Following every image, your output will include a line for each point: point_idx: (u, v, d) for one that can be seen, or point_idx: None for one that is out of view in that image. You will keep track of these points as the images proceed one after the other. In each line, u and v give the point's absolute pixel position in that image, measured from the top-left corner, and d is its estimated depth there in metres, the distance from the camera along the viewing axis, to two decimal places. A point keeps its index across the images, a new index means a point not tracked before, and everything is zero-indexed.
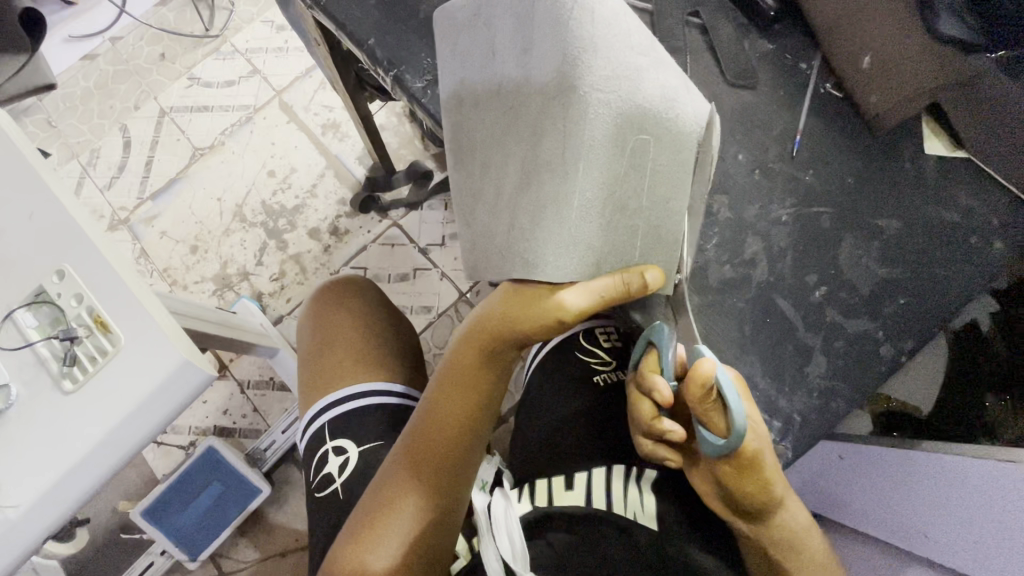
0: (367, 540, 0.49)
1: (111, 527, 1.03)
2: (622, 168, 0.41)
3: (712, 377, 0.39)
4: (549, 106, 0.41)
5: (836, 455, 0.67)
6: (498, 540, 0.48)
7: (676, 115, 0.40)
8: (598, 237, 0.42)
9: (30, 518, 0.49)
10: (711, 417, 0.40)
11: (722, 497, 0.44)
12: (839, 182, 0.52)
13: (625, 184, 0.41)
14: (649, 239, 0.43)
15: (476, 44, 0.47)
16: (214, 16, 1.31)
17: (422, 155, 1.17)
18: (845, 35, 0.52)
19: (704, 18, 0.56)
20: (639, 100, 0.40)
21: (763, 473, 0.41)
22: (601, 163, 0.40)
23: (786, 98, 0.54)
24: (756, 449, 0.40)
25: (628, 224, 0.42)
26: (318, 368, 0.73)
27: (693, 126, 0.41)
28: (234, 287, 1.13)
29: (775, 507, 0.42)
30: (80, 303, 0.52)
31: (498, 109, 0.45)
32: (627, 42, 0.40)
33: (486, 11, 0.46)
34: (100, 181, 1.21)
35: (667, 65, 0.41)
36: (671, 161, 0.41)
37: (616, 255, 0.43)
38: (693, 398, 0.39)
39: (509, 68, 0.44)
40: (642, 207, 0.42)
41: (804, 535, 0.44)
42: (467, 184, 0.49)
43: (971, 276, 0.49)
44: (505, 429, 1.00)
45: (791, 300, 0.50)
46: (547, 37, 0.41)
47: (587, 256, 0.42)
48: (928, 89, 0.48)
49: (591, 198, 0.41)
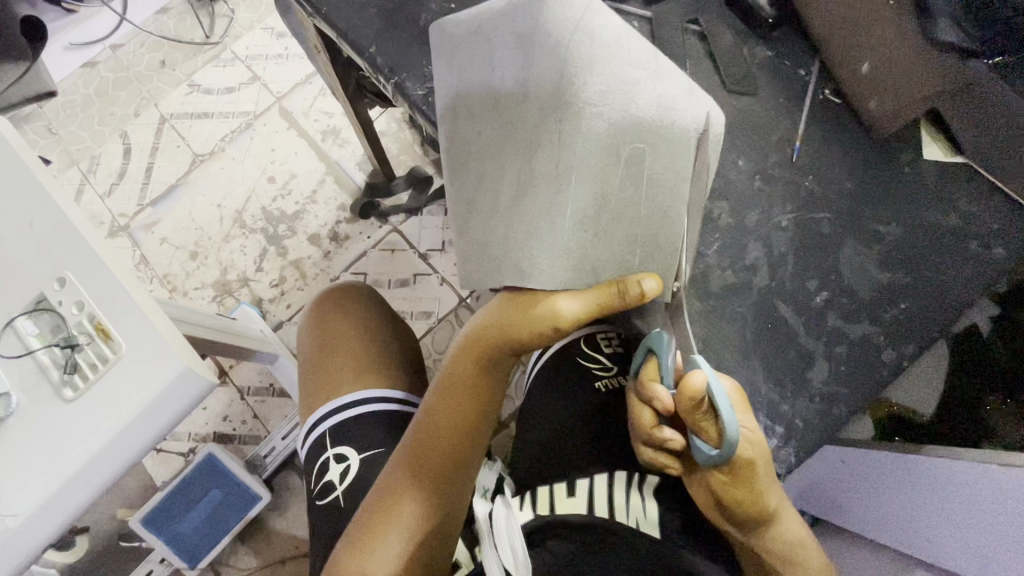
0: (363, 549, 0.49)
1: (110, 535, 1.02)
2: (617, 181, 0.41)
3: (703, 389, 0.39)
4: (546, 119, 0.41)
5: (838, 460, 0.66)
6: (500, 549, 0.50)
7: (672, 124, 0.40)
8: (594, 247, 0.43)
9: (31, 527, 0.49)
10: (701, 427, 0.40)
11: (719, 507, 0.44)
12: (838, 188, 0.52)
13: (620, 195, 0.42)
14: (647, 247, 0.43)
15: (474, 56, 0.47)
16: (215, 23, 1.32)
17: (422, 161, 1.18)
18: (846, 41, 0.52)
19: (702, 25, 0.56)
20: (634, 113, 0.40)
21: (757, 484, 0.41)
22: (596, 175, 0.41)
23: (783, 105, 0.54)
24: (750, 458, 0.40)
25: (625, 234, 0.43)
26: (319, 374, 0.73)
27: (690, 134, 0.40)
28: (234, 293, 1.13)
29: (771, 519, 0.42)
30: (81, 310, 0.52)
31: (496, 120, 0.45)
32: (625, 55, 0.40)
33: (486, 24, 0.46)
34: (100, 188, 1.22)
35: (669, 74, 0.41)
36: (668, 170, 0.41)
37: (612, 267, 0.44)
38: (684, 408, 0.39)
39: (506, 80, 0.44)
40: (638, 217, 0.42)
41: (804, 549, 0.44)
42: (462, 194, 0.49)
43: (972, 279, 0.49)
44: (505, 434, 1.00)
45: (793, 305, 0.50)
46: (545, 53, 0.41)
47: (582, 265, 0.43)
48: (927, 95, 0.49)
49: (585, 209, 0.42)
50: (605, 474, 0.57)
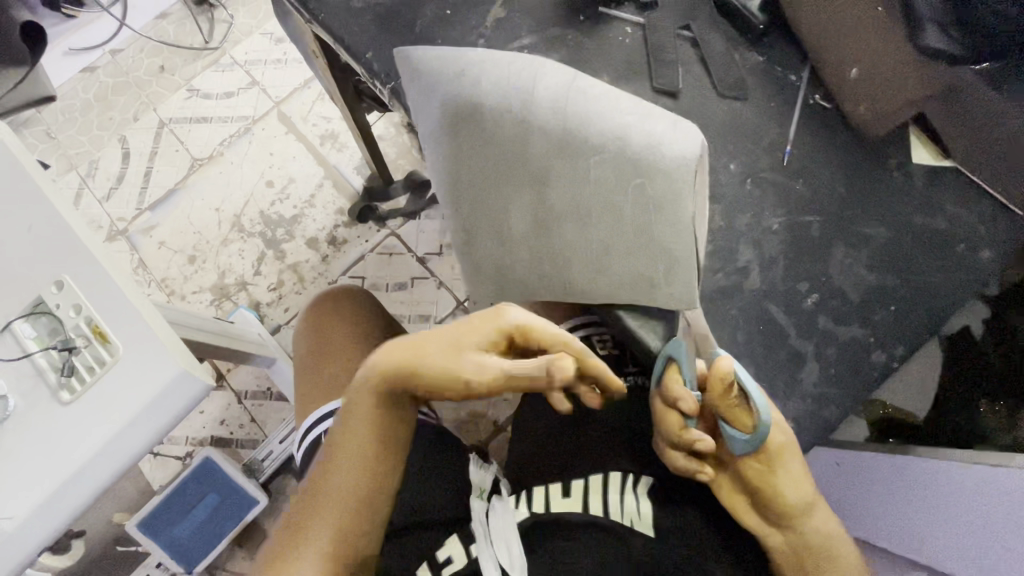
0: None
1: (105, 540, 1.02)
2: (627, 212, 0.46)
3: (732, 373, 0.42)
4: (554, 159, 0.48)
5: (834, 462, 0.74)
6: (495, 547, 0.51)
7: (665, 153, 0.45)
8: (620, 271, 0.46)
9: (28, 530, 0.49)
10: (734, 413, 0.44)
11: (754, 503, 0.46)
12: (829, 191, 0.53)
13: (630, 219, 0.46)
14: (665, 263, 0.45)
15: (468, 100, 0.50)
16: (214, 29, 1.33)
17: (420, 165, 1.18)
18: (834, 47, 0.53)
19: (695, 32, 0.56)
20: (628, 150, 0.46)
21: (790, 468, 0.44)
22: (606, 205, 0.46)
23: (776, 109, 0.55)
24: (781, 442, 0.44)
25: (643, 254, 0.46)
26: (316, 376, 0.73)
27: (685, 159, 0.45)
28: (232, 297, 1.13)
29: (807, 511, 0.45)
30: (78, 313, 0.52)
31: (498, 157, 0.49)
32: (616, 106, 0.48)
33: (478, 70, 0.50)
34: (98, 192, 1.22)
35: (655, 113, 0.47)
36: (670, 189, 0.45)
37: (640, 286, 0.46)
38: (716, 394, 0.43)
39: (506, 122, 0.49)
40: (652, 237, 0.45)
41: (840, 541, 0.45)
42: (474, 230, 0.51)
43: (957, 281, 0.50)
44: (502, 438, 1.01)
45: (784, 307, 0.51)
46: (543, 104, 0.48)
47: (611, 286, 0.47)
48: (913, 102, 0.51)
49: (601, 237, 0.47)
50: (600, 473, 0.56)
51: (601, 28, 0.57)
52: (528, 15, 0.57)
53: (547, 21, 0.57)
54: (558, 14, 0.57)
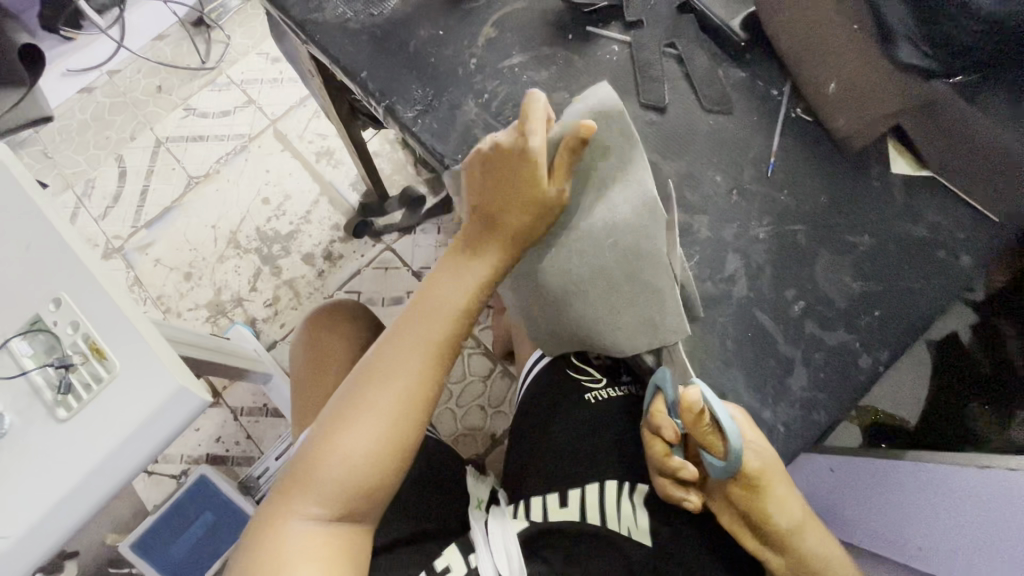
0: (338, 425, 0.45)
1: (100, 561, 1.00)
2: (614, 273, 0.49)
3: (700, 402, 0.43)
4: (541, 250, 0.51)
5: (828, 469, 0.75)
6: (495, 552, 0.50)
7: (620, 214, 0.49)
8: (629, 322, 0.50)
9: (23, 549, 0.49)
10: (709, 441, 0.44)
11: (749, 526, 0.46)
12: (813, 201, 0.54)
13: (618, 273, 0.49)
14: (654, 298, 0.49)
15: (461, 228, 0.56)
16: (211, 49, 1.35)
17: (414, 179, 1.20)
18: (814, 62, 0.54)
19: (680, 49, 0.58)
20: (594, 220, 0.50)
21: (774, 490, 0.44)
22: (597, 272, 0.50)
23: (759, 123, 0.56)
24: (757, 468, 0.44)
25: (637, 295, 0.49)
26: (309, 394, 0.73)
27: (642, 206, 0.49)
28: (228, 313, 1.14)
29: (798, 531, 0.45)
30: (76, 330, 0.53)
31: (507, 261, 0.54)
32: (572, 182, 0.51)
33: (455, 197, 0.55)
34: (94, 211, 1.23)
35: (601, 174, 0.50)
36: (637, 238, 0.49)
37: (646, 330, 0.50)
38: (687, 422, 0.43)
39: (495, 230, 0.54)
40: (640, 279, 0.49)
41: (833, 555, 0.47)
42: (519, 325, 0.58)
43: (939, 287, 0.52)
44: (500, 450, 1.01)
45: (771, 315, 0.52)
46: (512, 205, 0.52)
47: (633, 332, 0.50)
48: (895, 111, 0.52)
49: (606, 301, 0.50)
50: (596, 483, 0.56)
51: (588, 47, 0.59)
52: (519, 34, 0.59)
53: (536, 40, 0.59)
54: (546, 33, 0.59)
